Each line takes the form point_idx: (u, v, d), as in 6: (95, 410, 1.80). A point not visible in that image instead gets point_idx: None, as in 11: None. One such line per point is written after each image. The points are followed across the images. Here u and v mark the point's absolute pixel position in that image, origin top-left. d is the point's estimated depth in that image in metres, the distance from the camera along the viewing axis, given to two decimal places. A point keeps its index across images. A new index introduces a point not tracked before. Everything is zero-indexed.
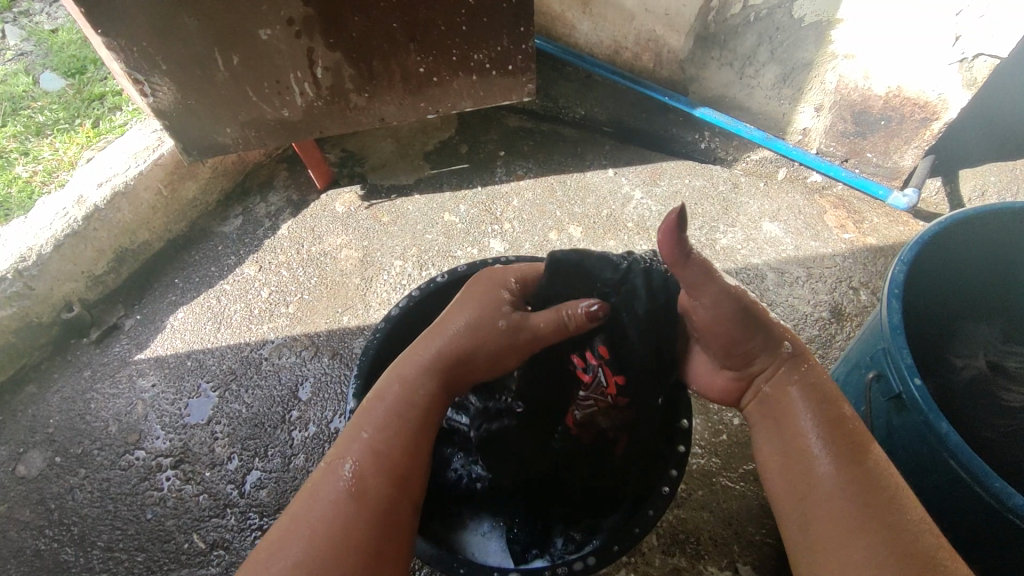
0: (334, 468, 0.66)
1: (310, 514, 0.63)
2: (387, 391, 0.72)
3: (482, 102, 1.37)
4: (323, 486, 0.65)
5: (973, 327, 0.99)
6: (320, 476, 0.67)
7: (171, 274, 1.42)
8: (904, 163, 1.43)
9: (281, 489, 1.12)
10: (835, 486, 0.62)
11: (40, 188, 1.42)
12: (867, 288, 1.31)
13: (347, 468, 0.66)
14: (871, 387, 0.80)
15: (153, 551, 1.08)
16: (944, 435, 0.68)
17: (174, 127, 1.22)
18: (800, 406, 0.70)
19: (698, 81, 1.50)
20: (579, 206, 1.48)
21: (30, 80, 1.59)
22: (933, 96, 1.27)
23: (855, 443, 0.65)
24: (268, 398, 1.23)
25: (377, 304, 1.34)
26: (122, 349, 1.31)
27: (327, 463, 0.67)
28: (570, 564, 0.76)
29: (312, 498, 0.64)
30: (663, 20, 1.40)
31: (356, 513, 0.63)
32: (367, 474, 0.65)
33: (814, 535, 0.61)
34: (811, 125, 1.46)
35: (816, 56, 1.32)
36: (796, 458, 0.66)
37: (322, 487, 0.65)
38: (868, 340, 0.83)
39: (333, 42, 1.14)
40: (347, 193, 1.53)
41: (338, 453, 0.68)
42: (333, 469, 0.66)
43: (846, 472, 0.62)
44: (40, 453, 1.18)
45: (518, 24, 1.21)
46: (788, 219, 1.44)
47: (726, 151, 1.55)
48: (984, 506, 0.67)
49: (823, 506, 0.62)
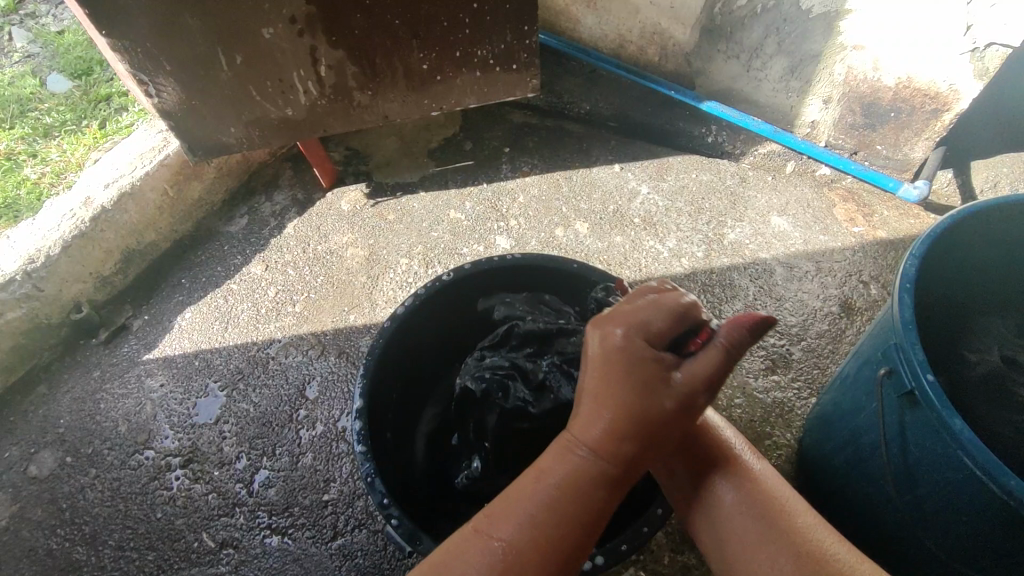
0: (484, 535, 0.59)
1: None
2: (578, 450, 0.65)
3: (486, 98, 1.36)
4: (467, 555, 0.58)
5: (986, 321, 0.97)
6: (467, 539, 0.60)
7: (179, 274, 1.42)
8: (914, 156, 1.41)
9: (289, 488, 1.13)
10: (741, 514, 0.70)
11: (49, 190, 1.43)
12: (877, 282, 1.30)
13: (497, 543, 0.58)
14: (883, 383, 0.78)
15: (163, 550, 1.08)
16: (958, 432, 0.67)
17: (179, 127, 1.22)
18: (699, 440, 0.77)
19: (704, 75, 1.48)
20: (585, 202, 1.47)
21: (38, 82, 1.60)
22: (944, 86, 1.25)
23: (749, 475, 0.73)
24: (275, 397, 1.23)
25: (383, 302, 1.34)
26: (131, 349, 1.32)
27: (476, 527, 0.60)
28: (579, 563, 0.74)
29: (458, 563, 0.58)
30: (668, 12, 1.38)
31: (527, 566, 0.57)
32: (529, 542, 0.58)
33: (733, 558, 0.69)
34: (820, 117, 1.45)
35: (825, 48, 1.30)
36: (712, 502, 0.73)
37: (461, 549, 0.59)
38: (879, 336, 0.81)
39: (335, 39, 1.14)
40: (353, 191, 1.53)
41: (493, 517, 0.60)
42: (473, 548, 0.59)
43: (746, 497, 0.71)
44: (51, 453, 1.19)
45: (521, 20, 1.21)
46: (796, 213, 1.42)
47: (734, 145, 1.53)
48: (999, 504, 0.66)
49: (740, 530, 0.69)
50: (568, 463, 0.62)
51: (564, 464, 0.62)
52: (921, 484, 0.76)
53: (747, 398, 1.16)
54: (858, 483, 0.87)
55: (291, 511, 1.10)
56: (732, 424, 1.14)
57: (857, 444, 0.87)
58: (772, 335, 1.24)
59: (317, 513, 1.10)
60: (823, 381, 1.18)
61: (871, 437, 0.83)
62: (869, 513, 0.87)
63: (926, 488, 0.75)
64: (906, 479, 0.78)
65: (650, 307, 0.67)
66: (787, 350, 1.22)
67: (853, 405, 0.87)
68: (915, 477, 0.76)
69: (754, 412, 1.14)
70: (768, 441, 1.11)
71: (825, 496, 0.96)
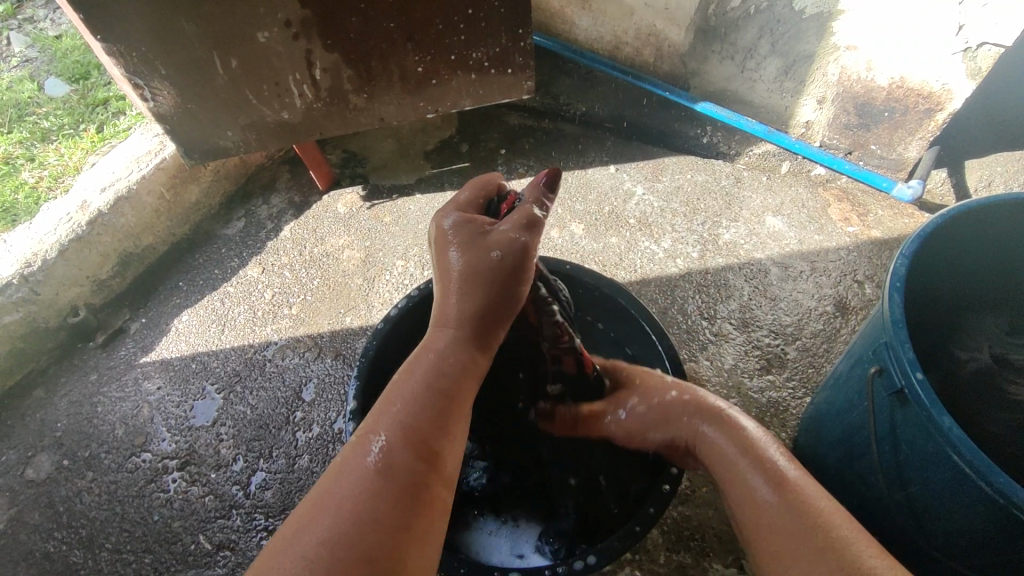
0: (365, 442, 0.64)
1: (330, 498, 0.59)
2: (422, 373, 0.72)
3: (482, 100, 1.36)
4: (356, 457, 0.62)
5: (979, 320, 0.97)
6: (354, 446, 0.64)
7: (175, 277, 1.43)
8: (908, 155, 1.42)
9: (285, 490, 1.13)
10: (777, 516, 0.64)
11: (46, 194, 1.43)
12: (872, 281, 1.30)
13: (378, 443, 0.63)
14: (874, 381, 0.79)
15: (160, 552, 1.09)
16: (946, 429, 0.68)
17: (175, 131, 1.22)
18: (725, 446, 0.73)
19: (699, 76, 1.49)
20: (581, 203, 1.48)
21: (36, 86, 1.60)
22: (937, 86, 1.26)
23: (782, 475, 0.67)
24: (272, 399, 1.23)
25: (380, 304, 1.35)
26: (128, 352, 1.32)
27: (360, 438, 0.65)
28: (569, 563, 0.75)
29: (338, 477, 0.61)
30: (663, 14, 1.38)
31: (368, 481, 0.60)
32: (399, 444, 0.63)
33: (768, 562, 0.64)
34: (814, 118, 1.45)
35: (818, 48, 1.31)
36: (744, 505, 0.68)
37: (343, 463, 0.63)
38: (870, 334, 0.82)
39: (330, 43, 1.14)
40: (350, 193, 1.53)
41: (372, 425, 0.66)
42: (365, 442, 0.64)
43: (786, 500, 0.65)
44: (49, 456, 1.19)
45: (516, 22, 1.21)
46: (791, 213, 1.43)
47: (729, 145, 1.53)
48: (990, 501, 0.66)
49: (776, 532, 0.64)
50: (435, 351, 0.75)
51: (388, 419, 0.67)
52: (913, 483, 0.76)
53: (742, 398, 1.17)
54: (852, 482, 0.88)
55: (288, 513, 1.11)
56: None
57: (850, 443, 0.87)
58: (768, 334, 1.25)
59: None
60: (818, 381, 1.19)
61: (863, 435, 0.83)
62: (862, 511, 0.87)
63: (918, 486, 0.76)
64: (898, 477, 0.78)
65: (468, 249, 0.81)
66: (782, 350, 1.23)
67: (845, 403, 0.88)
68: (907, 476, 0.77)
69: (749, 412, 1.15)
70: None
71: None
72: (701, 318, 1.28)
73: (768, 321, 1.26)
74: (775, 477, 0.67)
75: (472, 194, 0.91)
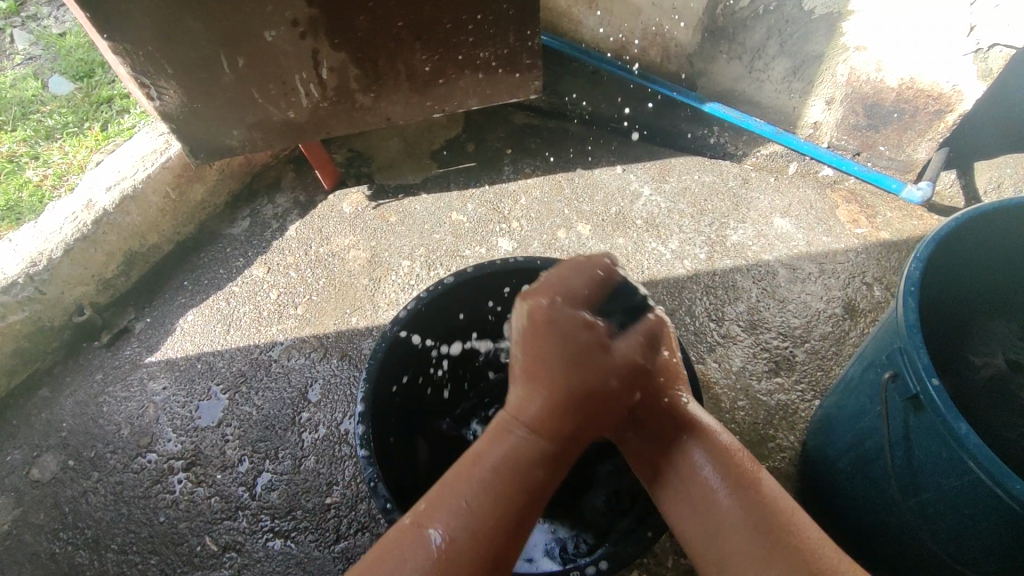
0: (419, 529, 0.61)
1: None
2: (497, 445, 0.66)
3: (488, 100, 1.36)
4: (405, 548, 0.60)
5: (990, 324, 0.97)
6: (396, 535, 0.61)
7: (181, 276, 1.42)
8: (917, 156, 1.41)
9: (292, 491, 1.12)
10: (727, 511, 0.66)
11: (51, 192, 1.43)
12: (881, 283, 1.30)
13: (437, 533, 0.60)
14: (888, 386, 0.78)
15: (166, 553, 1.08)
16: (962, 436, 0.67)
17: (181, 131, 1.22)
18: (692, 446, 0.72)
19: (707, 76, 1.48)
20: (588, 203, 1.47)
21: (40, 84, 1.60)
22: (947, 87, 1.25)
23: (739, 468, 0.69)
24: (278, 400, 1.23)
25: (386, 305, 1.34)
26: (133, 352, 1.31)
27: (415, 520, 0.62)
28: (583, 567, 0.75)
29: (393, 557, 0.59)
30: (670, 13, 1.37)
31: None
32: (463, 533, 0.60)
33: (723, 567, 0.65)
34: (822, 118, 1.44)
35: (827, 48, 1.30)
36: (697, 493, 0.69)
37: (392, 549, 0.60)
38: (884, 338, 0.81)
39: (337, 42, 1.14)
40: (355, 192, 1.53)
41: (427, 513, 0.62)
42: (427, 517, 0.62)
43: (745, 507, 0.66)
44: (54, 456, 1.19)
45: (524, 21, 1.20)
46: (799, 214, 1.42)
47: (736, 146, 1.53)
48: (1005, 508, 0.66)
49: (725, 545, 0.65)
50: (507, 445, 0.65)
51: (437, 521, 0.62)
52: (927, 488, 0.76)
53: (751, 400, 1.16)
54: (863, 486, 0.87)
55: (294, 515, 1.10)
56: (735, 426, 1.13)
57: (861, 447, 0.86)
58: (776, 336, 1.24)
59: (320, 516, 1.10)
60: (827, 383, 1.18)
61: (875, 440, 0.83)
62: (873, 515, 0.86)
63: (931, 491, 0.75)
64: (911, 482, 0.78)
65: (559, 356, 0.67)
66: (790, 352, 1.22)
67: (857, 407, 0.87)
68: (919, 481, 0.76)
69: (758, 415, 1.14)
70: (771, 443, 1.11)
71: (830, 499, 0.96)
72: (709, 320, 1.27)
73: (777, 323, 1.26)
74: (732, 474, 0.68)
75: (585, 282, 0.72)
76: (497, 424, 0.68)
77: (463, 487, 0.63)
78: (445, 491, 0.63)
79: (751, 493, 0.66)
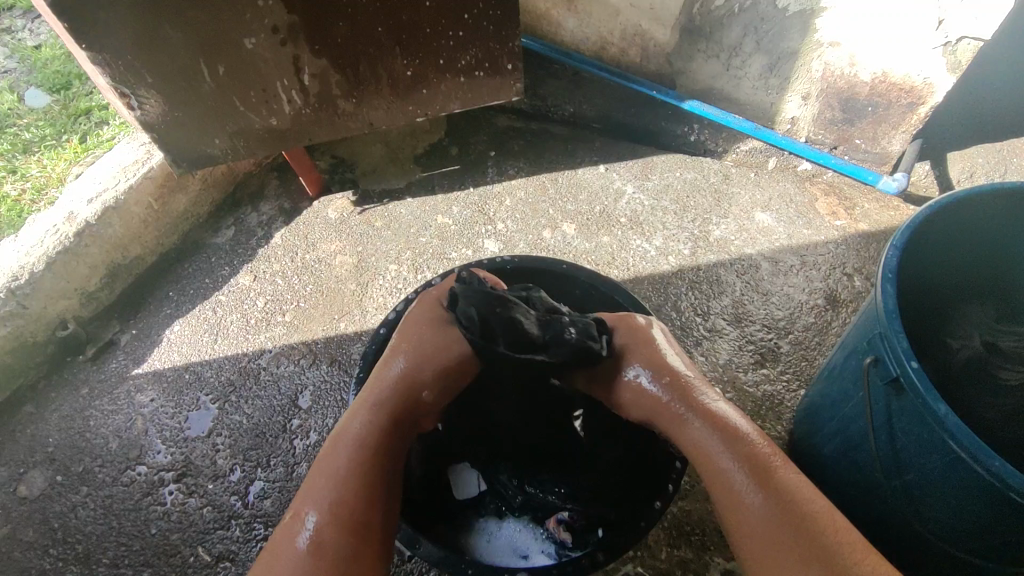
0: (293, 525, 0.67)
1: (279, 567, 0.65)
2: (343, 436, 0.75)
3: (470, 103, 1.36)
4: (285, 542, 0.67)
5: (968, 308, 0.99)
6: (286, 526, 0.69)
7: (166, 287, 1.41)
8: (892, 148, 1.44)
9: (285, 498, 1.12)
10: (754, 500, 0.68)
11: (30, 207, 1.42)
12: (860, 274, 1.33)
13: (311, 519, 0.68)
14: (869, 372, 0.79)
15: (159, 566, 1.08)
16: (942, 417, 0.69)
17: (162, 140, 1.21)
18: (707, 425, 0.76)
19: (685, 75, 1.49)
20: (572, 203, 1.49)
21: (15, 97, 1.58)
22: (919, 80, 1.28)
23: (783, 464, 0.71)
24: (268, 408, 1.22)
25: (375, 309, 1.34)
26: (119, 364, 1.30)
27: (289, 518, 0.69)
28: (579, 560, 0.78)
29: (276, 558, 0.66)
30: (648, 14, 1.38)
31: (315, 563, 0.65)
32: (328, 525, 0.67)
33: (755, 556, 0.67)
34: (799, 114, 1.47)
35: (802, 45, 1.32)
36: (722, 487, 0.72)
37: (276, 548, 0.67)
38: (864, 325, 0.83)
39: (318, 49, 1.14)
40: (340, 198, 1.53)
41: (298, 509, 0.69)
42: (296, 521, 0.68)
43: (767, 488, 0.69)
44: (40, 472, 1.18)
45: (504, 25, 1.22)
46: (780, 209, 1.44)
47: (715, 143, 1.54)
48: (989, 487, 0.67)
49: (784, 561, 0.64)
50: (345, 436, 0.75)
51: (332, 525, 0.68)
52: (910, 470, 0.78)
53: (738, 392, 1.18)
54: (848, 472, 0.89)
55: None
56: None
57: (846, 434, 0.88)
58: (760, 328, 1.26)
59: None
60: (812, 372, 1.20)
61: (859, 425, 0.84)
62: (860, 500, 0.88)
63: (914, 472, 0.77)
64: (895, 465, 0.80)
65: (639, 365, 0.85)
66: (775, 343, 1.24)
67: (841, 394, 0.89)
68: (902, 462, 0.78)
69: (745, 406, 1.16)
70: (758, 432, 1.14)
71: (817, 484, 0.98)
72: (695, 315, 1.29)
73: (761, 316, 1.28)
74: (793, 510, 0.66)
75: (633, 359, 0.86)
76: (341, 424, 0.78)
77: (327, 466, 0.73)
78: (306, 491, 0.71)
79: (776, 492, 0.68)
